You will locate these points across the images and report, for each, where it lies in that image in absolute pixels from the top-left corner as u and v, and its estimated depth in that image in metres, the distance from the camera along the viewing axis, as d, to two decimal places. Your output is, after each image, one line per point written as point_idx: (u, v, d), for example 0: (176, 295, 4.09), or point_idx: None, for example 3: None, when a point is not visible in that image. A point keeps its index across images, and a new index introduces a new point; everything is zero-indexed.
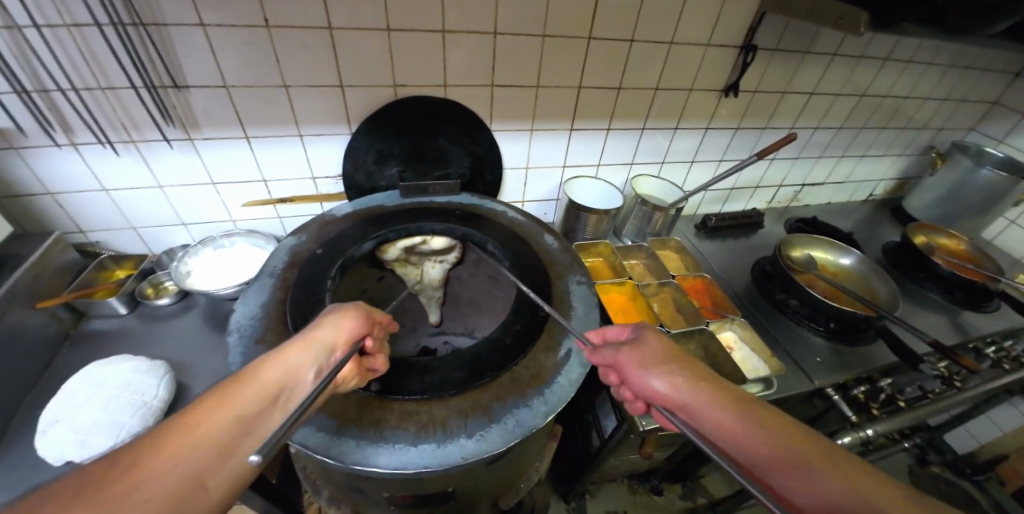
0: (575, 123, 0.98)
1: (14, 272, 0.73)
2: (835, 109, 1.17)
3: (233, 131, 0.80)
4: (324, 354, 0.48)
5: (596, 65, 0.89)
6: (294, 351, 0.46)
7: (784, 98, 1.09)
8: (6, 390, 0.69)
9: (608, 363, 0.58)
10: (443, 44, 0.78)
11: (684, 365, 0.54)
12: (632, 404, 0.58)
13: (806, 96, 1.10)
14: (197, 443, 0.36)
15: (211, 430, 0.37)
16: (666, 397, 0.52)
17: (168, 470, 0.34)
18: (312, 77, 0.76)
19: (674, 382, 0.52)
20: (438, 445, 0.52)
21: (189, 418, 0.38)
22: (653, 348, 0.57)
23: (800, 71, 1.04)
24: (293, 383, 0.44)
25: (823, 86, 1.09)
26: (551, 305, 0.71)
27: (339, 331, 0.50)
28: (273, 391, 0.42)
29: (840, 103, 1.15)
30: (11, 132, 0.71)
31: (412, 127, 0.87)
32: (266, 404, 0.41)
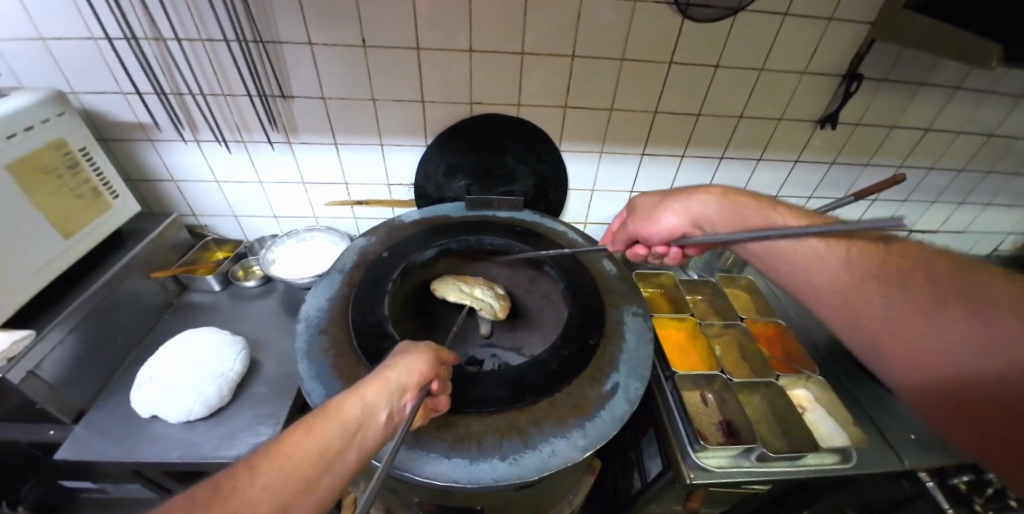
0: (647, 148, 0.94)
1: (138, 245, 0.85)
2: (955, 149, 1.01)
3: (325, 138, 0.88)
4: (399, 394, 0.44)
5: (677, 90, 0.85)
6: (372, 387, 0.42)
7: (892, 133, 0.96)
8: (116, 344, 0.80)
9: (627, 240, 0.75)
10: (521, 65, 0.80)
11: (690, 194, 0.66)
12: (673, 255, 0.72)
13: (919, 132, 0.97)
14: (284, 479, 0.33)
15: (296, 462, 0.34)
16: (678, 226, 0.67)
17: (264, 500, 0.31)
18: (398, 92, 0.82)
19: (679, 211, 0.67)
20: (471, 462, 0.52)
21: (276, 449, 0.34)
22: (643, 204, 0.73)
23: (912, 105, 0.92)
24: (372, 419, 0.41)
25: (941, 123, 0.95)
26: (602, 335, 0.67)
27: (414, 370, 0.47)
28: (353, 430, 0.38)
29: (962, 143, 1.00)
30: (150, 127, 0.85)
31: (481, 142, 0.90)
32: (347, 439, 0.38)
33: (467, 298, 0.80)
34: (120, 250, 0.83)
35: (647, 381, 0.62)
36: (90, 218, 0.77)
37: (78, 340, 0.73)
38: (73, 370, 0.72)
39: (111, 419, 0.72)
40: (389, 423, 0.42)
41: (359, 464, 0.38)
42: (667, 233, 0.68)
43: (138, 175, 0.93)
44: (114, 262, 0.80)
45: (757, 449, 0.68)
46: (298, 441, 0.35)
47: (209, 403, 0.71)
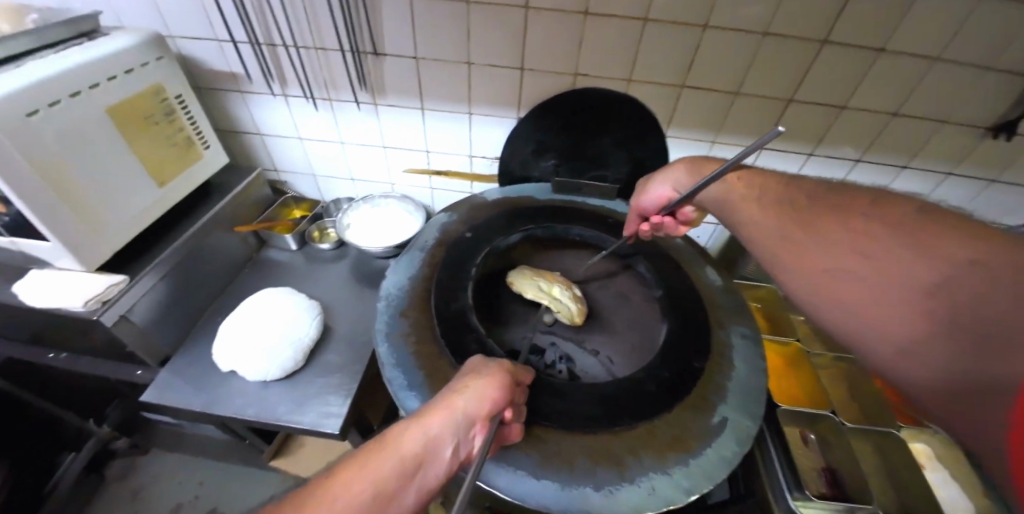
0: (769, 142, 0.83)
1: (224, 199, 0.86)
2: None
3: (413, 102, 0.84)
4: (465, 428, 0.40)
5: (822, 75, 0.72)
6: (433, 421, 0.38)
7: None
8: (200, 294, 0.82)
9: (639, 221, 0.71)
10: (641, 33, 0.69)
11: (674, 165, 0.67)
12: (687, 215, 0.68)
13: None
14: None
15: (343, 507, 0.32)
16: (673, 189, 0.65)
17: None
18: (498, 56, 0.75)
19: (672, 181, 0.65)
20: (562, 487, 0.45)
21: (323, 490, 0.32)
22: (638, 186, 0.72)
23: None
24: (429, 458, 0.37)
25: None
26: (707, 358, 0.59)
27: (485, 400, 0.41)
28: (410, 471, 0.36)
29: None
30: (242, 78, 0.84)
31: (579, 122, 0.81)
32: (399, 482, 0.35)
33: (544, 298, 0.70)
34: (207, 202, 0.84)
35: (761, 421, 0.53)
36: (182, 168, 0.77)
37: (168, 288, 0.74)
38: (161, 317, 0.74)
39: (192, 368, 0.74)
40: (453, 461, 0.38)
41: (417, 505, 0.36)
42: (666, 198, 0.66)
43: (228, 126, 0.94)
44: (201, 215, 0.81)
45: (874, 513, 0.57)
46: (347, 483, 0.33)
47: (285, 367, 0.71)
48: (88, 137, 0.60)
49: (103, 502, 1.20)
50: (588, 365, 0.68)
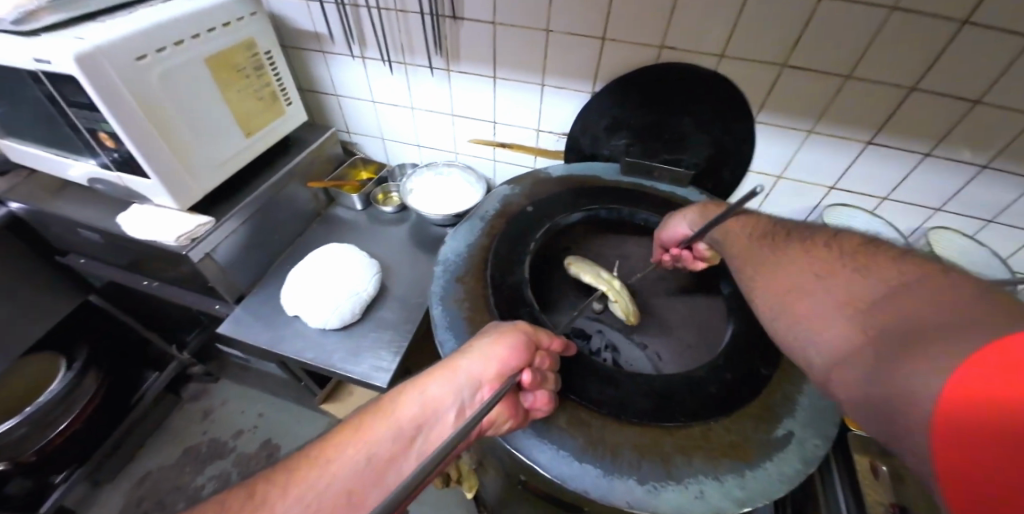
0: (877, 136, 0.73)
1: (300, 154, 0.90)
2: None
3: (485, 70, 0.84)
4: (467, 390, 0.40)
5: (960, 61, 0.61)
6: (434, 383, 0.40)
7: None
8: (274, 242, 0.88)
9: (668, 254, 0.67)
10: (742, 2, 0.63)
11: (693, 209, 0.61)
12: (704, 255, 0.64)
13: None
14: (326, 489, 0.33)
15: (344, 466, 0.34)
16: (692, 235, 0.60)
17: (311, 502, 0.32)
18: (578, 24, 0.72)
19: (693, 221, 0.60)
20: (604, 474, 0.43)
21: (321, 452, 0.35)
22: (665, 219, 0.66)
23: None
24: (430, 422, 0.38)
25: None
26: (777, 366, 0.54)
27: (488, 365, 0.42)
28: (411, 428, 0.38)
29: None
30: (326, 39, 0.88)
31: (663, 101, 0.79)
32: (402, 444, 0.37)
33: (603, 286, 0.68)
34: (285, 156, 0.89)
35: (834, 443, 0.47)
36: (266, 122, 0.82)
37: (247, 233, 0.80)
38: (238, 258, 0.80)
39: (261, 307, 0.80)
40: (460, 422, 0.40)
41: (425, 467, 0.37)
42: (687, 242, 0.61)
43: (311, 87, 0.99)
44: (281, 167, 0.87)
45: None
46: (346, 445, 0.36)
47: (344, 318, 0.75)
48: (185, 85, 0.64)
49: (181, 418, 1.39)
50: (633, 357, 0.75)
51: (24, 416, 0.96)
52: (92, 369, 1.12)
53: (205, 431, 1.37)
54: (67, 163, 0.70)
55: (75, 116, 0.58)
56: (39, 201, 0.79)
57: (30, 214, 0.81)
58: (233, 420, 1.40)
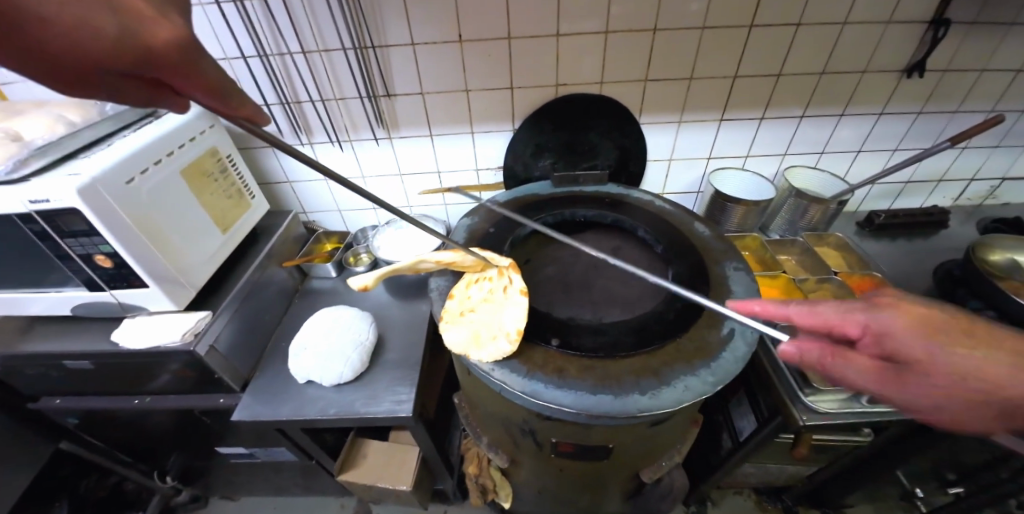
0: (726, 113, 0.98)
1: (271, 240, 0.99)
2: None
3: (423, 130, 1.00)
4: None
5: (756, 53, 0.88)
6: None
7: (942, 78, 0.91)
8: (263, 323, 0.93)
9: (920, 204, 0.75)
10: (604, 43, 0.87)
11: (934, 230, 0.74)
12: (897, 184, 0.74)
13: (973, 73, 0.90)
14: None
15: None
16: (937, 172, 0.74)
17: None
18: (490, 80, 0.92)
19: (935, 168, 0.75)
20: (616, 397, 0.55)
21: None
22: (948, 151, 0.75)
23: (984, 44, 0.86)
24: None
25: (1000, 60, 0.88)
26: (710, 288, 0.71)
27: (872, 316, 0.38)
28: None
29: None
30: (276, 135, 0.99)
31: (566, 124, 1.00)
32: None
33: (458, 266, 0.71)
34: (256, 245, 0.97)
35: (763, 326, 0.64)
36: (237, 217, 0.90)
37: (240, 319, 0.85)
38: (235, 344, 0.84)
39: (270, 385, 0.84)
40: None
41: None
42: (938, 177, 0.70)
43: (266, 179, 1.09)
44: (257, 254, 0.95)
45: (870, 391, 0.68)
46: None
47: (355, 366, 0.82)
48: (170, 195, 0.72)
49: None
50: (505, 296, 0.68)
51: None
52: None
53: None
54: (44, 297, 0.72)
55: (68, 245, 0.63)
56: (4, 346, 0.77)
57: None
58: None
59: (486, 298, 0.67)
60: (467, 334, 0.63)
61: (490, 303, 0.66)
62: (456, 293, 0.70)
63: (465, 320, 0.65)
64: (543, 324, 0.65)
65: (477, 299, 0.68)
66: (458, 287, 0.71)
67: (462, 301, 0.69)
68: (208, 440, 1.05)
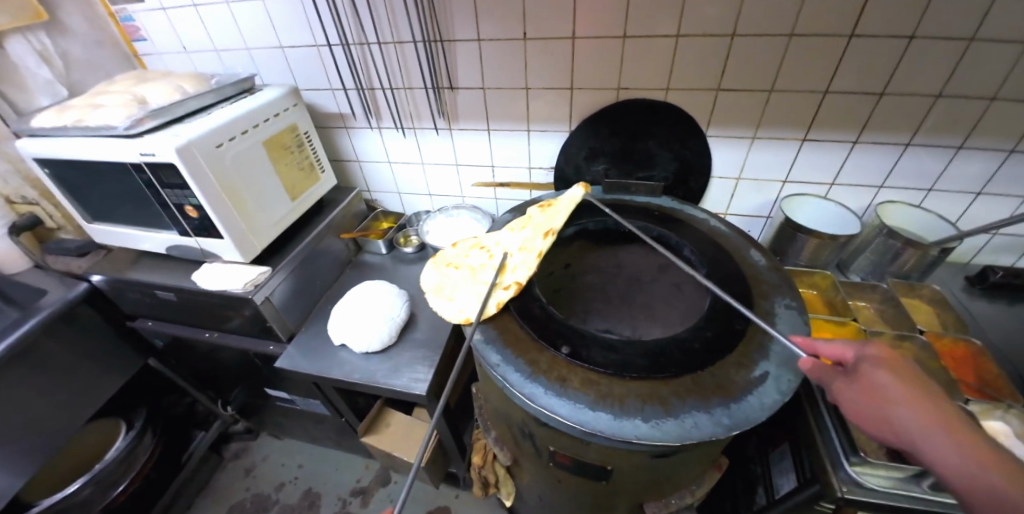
0: (809, 133, 0.88)
1: (332, 212, 1.10)
2: None
3: (480, 125, 1.03)
4: None
5: (853, 68, 0.77)
6: None
7: None
8: (314, 286, 1.03)
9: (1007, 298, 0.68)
10: (674, 48, 0.82)
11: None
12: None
13: None
14: None
15: None
16: None
17: None
18: (549, 80, 0.92)
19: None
20: (615, 417, 0.53)
21: None
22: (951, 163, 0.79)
23: None
24: None
25: None
26: (750, 323, 0.64)
27: (872, 361, 0.45)
28: None
29: None
30: (349, 118, 1.09)
31: (624, 129, 0.96)
32: None
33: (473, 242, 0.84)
34: (320, 215, 1.08)
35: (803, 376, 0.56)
36: (307, 188, 1.00)
37: (295, 279, 0.95)
38: (288, 302, 0.94)
39: (308, 342, 0.93)
40: None
41: None
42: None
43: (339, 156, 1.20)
44: (319, 223, 1.05)
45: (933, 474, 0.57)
46: None
47: (383, 340, 0.88)
48: (252, 162, 0.82)
49: (223, 477, 1.45)
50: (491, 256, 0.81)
51: (91, 476, 1.04)
52: (149, 430, 1.22)
53: (247, 487, 1.42)
54: (149, 235, 0.87)
55: (165, 194, 0.75)
56: (119, 272, 0.94)
57: (109, 285, 0.96)
58: (275, 474, 1.46)
59: (472, 264, 0.78)
60: (438, 280, 0.78)
61: (471, 270, 0.78)
62: (460, 248, 0.83)
63: (444, 270, 0.79)
64: (557, 330, 0.64)
65: (467, 261, 0.80)
66: (464, 245, 0.84)
67: (459, 255, 0.82)
68: (259, 381, 1.19)
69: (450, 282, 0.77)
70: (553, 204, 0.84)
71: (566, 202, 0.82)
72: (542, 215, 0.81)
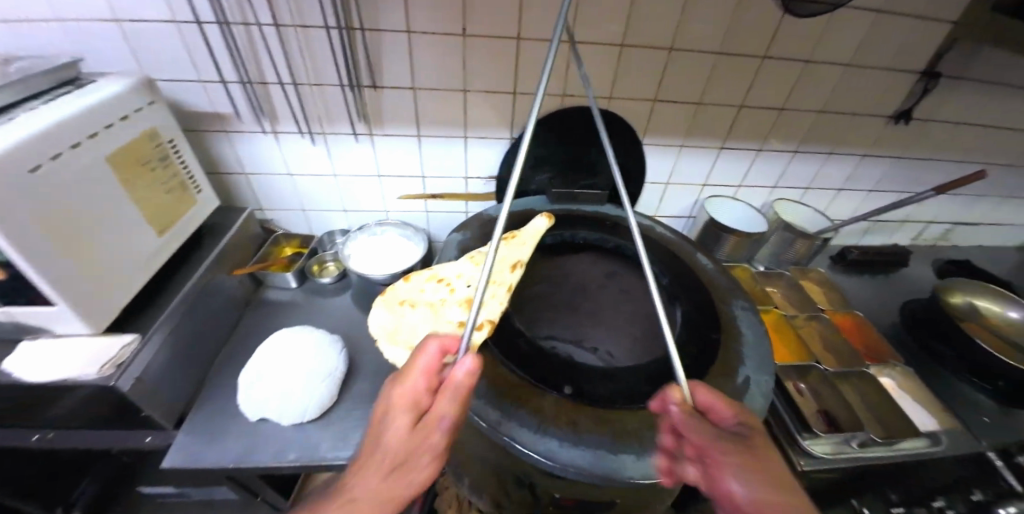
0: (726, 142, 0.97)
1: (218, 243, 0.84)
2: (989, 143, 1.01)
3: (408, 130, 0.89)
4: None
5: (764, 86, 0.87)
6: None
7: (923, 128, 0.96)
8: (203, 345, 0.77)
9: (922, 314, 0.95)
10: (618, 56, 0.81)
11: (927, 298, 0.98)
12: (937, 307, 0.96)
13: (952, 126, 0.97)
14: None
15: None
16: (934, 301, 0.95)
17: None
18: (490, 83, 0.83)
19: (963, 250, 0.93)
20: (639, 456, 0.49)
21: None
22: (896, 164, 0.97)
23: (952, 101, 0.92)
24: None
25: (975, 117, 0.96)
26: (720, 330, 0.67)
27: (729, 418, 0.43)
28: None
29: (1001, 136, 1.00)
30: (233, 118, 0.84)
31: (567, 136, 0.93)
32: None
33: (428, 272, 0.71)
34: (201, 248, 0.82)
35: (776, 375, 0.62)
36: (179, 215, 0.74)
37: (175, 342, 0.69)
38: (168, 373, 0.68)
39: (210, 423, 0.70)
40: None
41: None
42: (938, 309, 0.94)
43: (218, 168, 0.93)
44: (201, 260, 0.79)
45: (863, 436, 0.69)
46: None
47: (322, 402, 0.71)
48: (91, 189, 0.56)
49: None
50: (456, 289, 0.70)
51: None
52: None
53: None
54: None
55: None
56: None
57: None
58: None
59: (431, 300, 0.67)
60: (391, 323, 0.64)
61: (431, 308, 0.66)
62: (415, 282, 0.70)
63: (398, 310, 0.66)
64: (554, 368, 0.58)
65: (424, 297, 0.68)
66: (419, 277, 0.71)
67: (413, 291, 0.69)
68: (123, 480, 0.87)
69: (407, 324, 0.64)
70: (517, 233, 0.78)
71: (530, 231, 0.78)
72: (506, 245, 0.75)
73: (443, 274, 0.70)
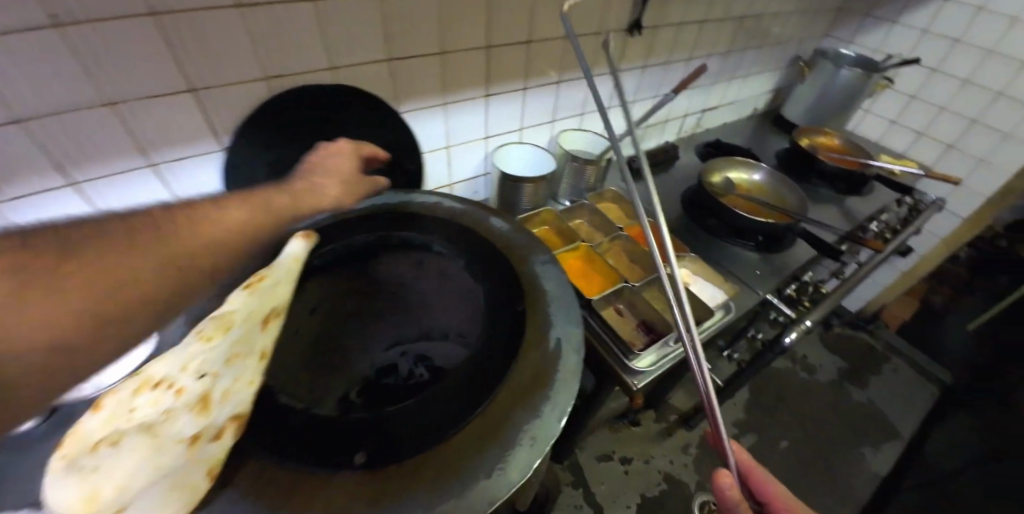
0: (489, 89, 0.91)
1: None
2: (704, 37, 1.16)
3: (50, 183, 0.56)
4: None
5: (499, 19, 0.81)
6: None
7: (655, 33, 1.05)
8: None
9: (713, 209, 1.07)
10: (318, 14, 0.64)
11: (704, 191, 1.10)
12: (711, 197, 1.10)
13: (676, 27, 1.07)
14: None
15: None
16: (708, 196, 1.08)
17: None
18: (156, 86, 0.57)
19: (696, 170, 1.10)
20: (460, 498, 0.44)
21: None
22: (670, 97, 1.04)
23: (668, 4, 1.00)
24: None
25: (690, 15, 1.07)
26: (525, 299, 0.64)
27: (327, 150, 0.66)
28: None
29: (709, 28, 1.14)
30: None
31: (308, 128, 0.76)
32: None
33: (130, 385, 0.47)
34: None
35: (581, 324, 0.63)
36: None
37: None
38: None
39: None
40: None
41: None
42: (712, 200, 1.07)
43: None
44: None
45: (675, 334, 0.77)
46: None
47: None
48: None
49: None
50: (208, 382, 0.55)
51: None
52: None
53: None
54: None
55: None
56: None
57: None
58: None
59: (146, 422, 0.44)
60: (69, 493, 0.38)
61: (148, 432, 0.43)
62: (116, 403, 0.46)
63: (84, 463, 0.40)
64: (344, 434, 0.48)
65: (129, 424, 0.44)
66: (116, 396, 0.46)
67: (109, 420, 0.44)
68: None
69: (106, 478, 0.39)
70: (266, 274, 0.60)
71: (282, 266, 0.61)
72: (249, 295, 0.57)
73: (159, 375, 0.48)
